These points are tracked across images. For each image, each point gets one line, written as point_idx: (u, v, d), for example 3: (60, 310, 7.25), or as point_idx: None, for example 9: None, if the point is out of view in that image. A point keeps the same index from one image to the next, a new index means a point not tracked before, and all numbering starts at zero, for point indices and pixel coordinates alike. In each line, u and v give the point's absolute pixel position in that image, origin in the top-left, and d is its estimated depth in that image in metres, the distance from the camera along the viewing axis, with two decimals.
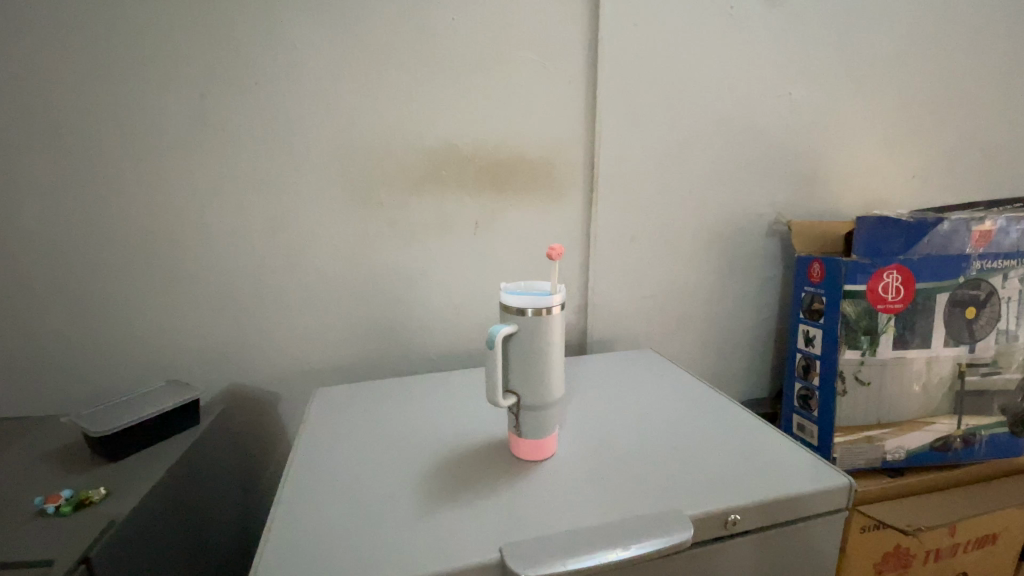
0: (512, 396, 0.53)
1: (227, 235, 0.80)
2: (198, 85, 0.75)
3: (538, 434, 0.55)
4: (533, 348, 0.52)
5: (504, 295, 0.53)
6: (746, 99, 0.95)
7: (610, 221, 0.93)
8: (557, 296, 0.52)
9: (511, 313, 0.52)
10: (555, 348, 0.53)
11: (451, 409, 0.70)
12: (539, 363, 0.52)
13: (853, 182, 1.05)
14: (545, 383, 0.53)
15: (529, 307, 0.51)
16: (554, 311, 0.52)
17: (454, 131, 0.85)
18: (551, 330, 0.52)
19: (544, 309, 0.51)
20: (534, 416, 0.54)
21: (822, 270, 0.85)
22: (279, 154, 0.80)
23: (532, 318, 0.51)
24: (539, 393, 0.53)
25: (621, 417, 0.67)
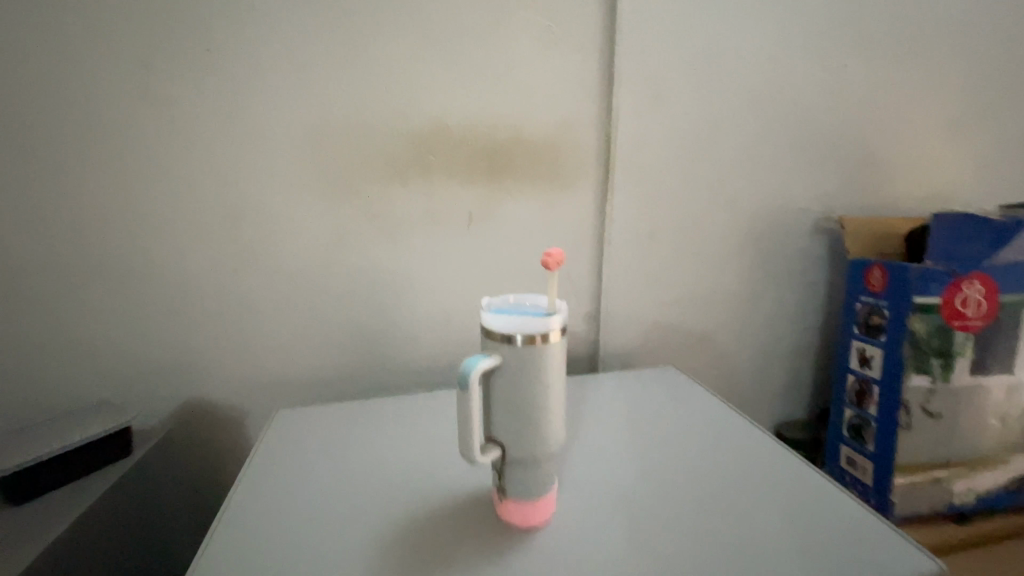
0: (495, 449, 0.41)
1: (176, 229, 0.69)
2: (138, 53, 0.64)
3: (531, 499, 0.42)
4: (526, 387, 0.40)
5: (485, 316, 0.41)
6: (789, 73, 0.81)
7: (627, 217, 0.80)
8: (556, 318, 0.40)
9: (495, 340, 0.39)
10: (556, 385, 0.41)
11: (428, 450, 0.58)
12: (534, 406, 0.40)
13: (915, 173, 0.89)
14: (540, 430, 0.41)
15: (518, 334, 0.39)
16: (553, 337, 0.40)
17: (444, 108, 0.72)
18: (549, 363, 0.40)
19: (539, 336, 0.39)
20: (526, 472, 0.42)
21: (885, 277, 0.70)
22: (236, 134, 0.68)
23: (522, 348, 0.39)
24: (534, 444, 0.41)
25: (641, 467, 0.55)
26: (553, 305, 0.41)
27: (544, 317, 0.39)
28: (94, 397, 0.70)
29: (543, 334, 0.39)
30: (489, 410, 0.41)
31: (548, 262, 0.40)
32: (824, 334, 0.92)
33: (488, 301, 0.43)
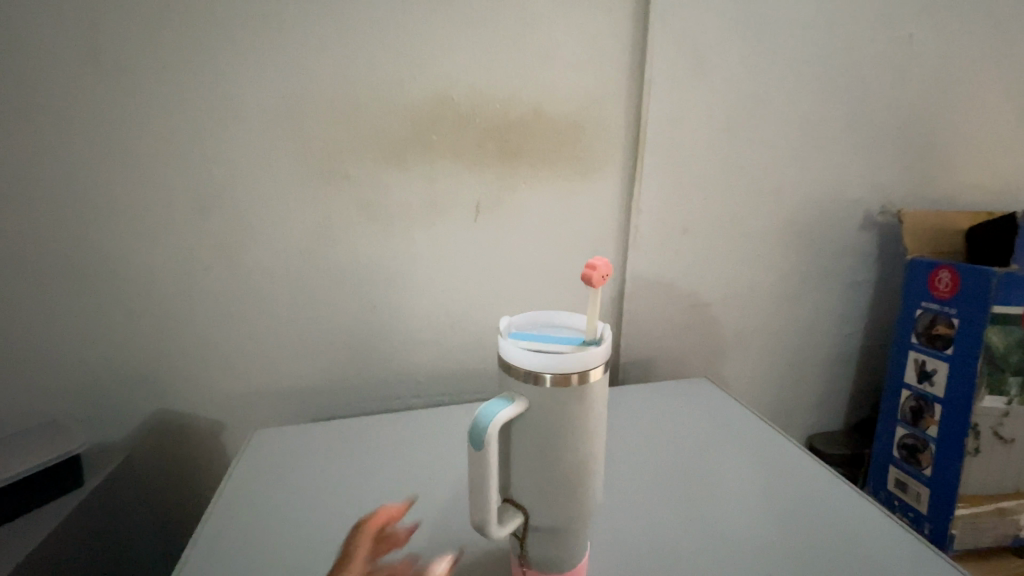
0: (518, 515, 0.32)
1: (140, 218, 0.59)
2: (87, 8, 0.54)
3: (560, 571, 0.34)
4: (559, 439, 0.31)
5: (505, 343, 0.32)
6: (844, 43, 0.70)
7: (656, 207, 0.70)
8: (598, 351, 0.31)
9: (518, 379, 0.31)
10: (597, 431, 0.33)
11: (428, 486, 0.50)
12: (572, 461, 0.32)
13: (977, 159, 0.80)
14: (575, 488, 0.33)
15: (548, 372, 0.30)
16: (594, 375, 0.31)
17: (449, 79, 0.62)
18: (589, 407, 0.32)
19: (576, 375, 0.30)
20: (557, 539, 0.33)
21: (955, 282, 0.61)
22: (207, 108, 0.58)
23: (550, 389, 0.30)
24: (568, 504, 0.33)
25: (684, 516, 0.47)
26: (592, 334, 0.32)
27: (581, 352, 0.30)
28: (50, 408, 0.62)
29: (581, 372, 0.30)
30: (508, 465, 0.32)
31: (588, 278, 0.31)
32: (866, 339, 0.83)
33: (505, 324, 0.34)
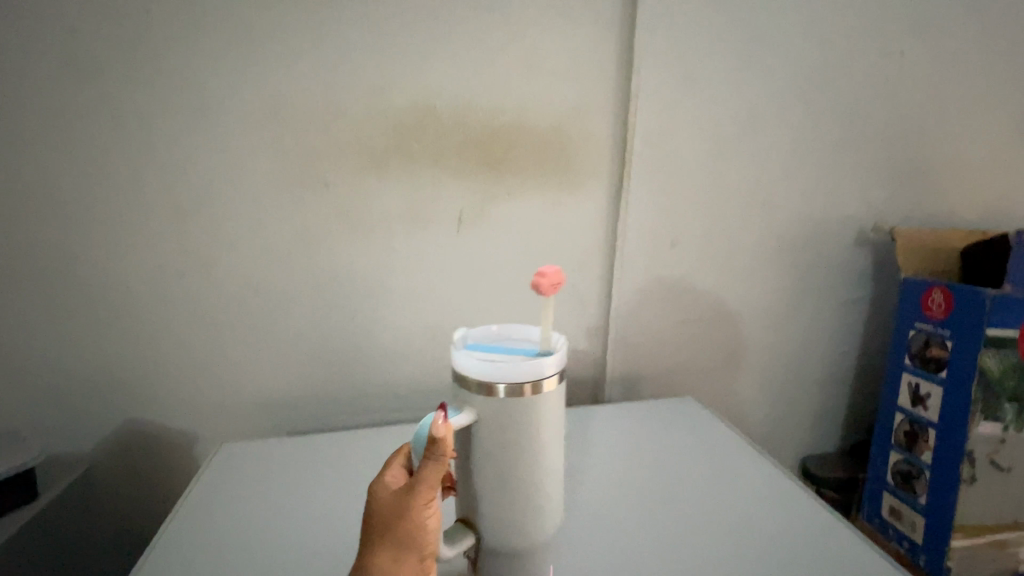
0: (469, 536, 0.31)
1: (113, 224, 0.58)
2: (67, 13, 0.54)
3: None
4: (513, 455, 0.30)
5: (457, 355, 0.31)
6: (835, 58, 0.70)
7: (643, 221, 0.69)
8: (552, 360, 0.31)
9: (471, 390, 0.30)
10: (556, 446, 0.32)
11: None
12: (528, 479, 0.31)
13: (974, 177, 0.78)
14: (533, 508, 0.32)
15: (501, 383, 0.29)
16: (549, 386, 0.30)
17: (432, 87, 0.61)
18: (545, 420, 0.31)
19: (530, 386, 0.29)
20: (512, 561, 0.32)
21: (948, 302, 0.59)
22: (186, 113, 0.57)
23: (504, 401, 0.29)
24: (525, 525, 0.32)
25: (663, 548, 0.44)
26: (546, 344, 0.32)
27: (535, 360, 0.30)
28: (17, 416, 0.61)
29: (535, 383, 0.30)
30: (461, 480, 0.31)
31: (540, 284, 0.31)
32: (861, 359, 0.81)
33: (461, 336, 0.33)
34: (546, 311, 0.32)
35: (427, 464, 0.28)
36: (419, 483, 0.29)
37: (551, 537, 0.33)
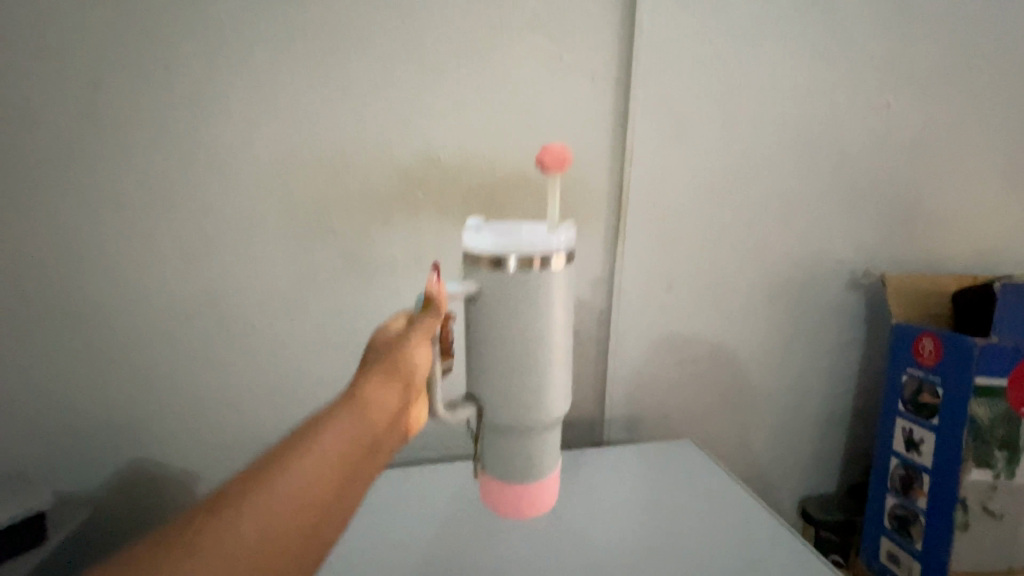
0: (467, 407, 0.43)
1: (127, 269, 0.61)
2: (92, 71, 0.57)
3: (514, 485, 0.44)
4: (510, 330, 0.41)
5: (469, 241, 0.41)
6: (823, 109, 0.72)
7: (640, 265, 0.71)
8: (557, 243, 0.40)
9: (484, 267, 0.40)
10: (557, 344, 0.42)
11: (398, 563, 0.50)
12: (524, 370, 0.41)
13: (963, 221, 0.80)
14: (523, 381, 0.42)
15: (510, 256, 0.39)
16: (557, 267, 0.41)
17: (437, 138, 0.64)
18: (539, 308, 0.41)
19: (539, 263, 0.40)
20: (503, 448, 0.43)
21: (938, 350, 0.60)
22: (201, 163, 0.60)
23: (517, 276, 0.40)
24: (516, 418, 0.42)
25: None
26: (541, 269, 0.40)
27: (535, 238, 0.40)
28: (26, 453, 0.62)
29: (543, 260, 0.40)
30: (472, 358, 0.43)
31: (542, 154, 0.42)
32: (857, 400, 0.82)
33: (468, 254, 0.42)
34: (553, 177, 0.42)
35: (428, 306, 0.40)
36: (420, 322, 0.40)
37: (536, 409, 0.42)
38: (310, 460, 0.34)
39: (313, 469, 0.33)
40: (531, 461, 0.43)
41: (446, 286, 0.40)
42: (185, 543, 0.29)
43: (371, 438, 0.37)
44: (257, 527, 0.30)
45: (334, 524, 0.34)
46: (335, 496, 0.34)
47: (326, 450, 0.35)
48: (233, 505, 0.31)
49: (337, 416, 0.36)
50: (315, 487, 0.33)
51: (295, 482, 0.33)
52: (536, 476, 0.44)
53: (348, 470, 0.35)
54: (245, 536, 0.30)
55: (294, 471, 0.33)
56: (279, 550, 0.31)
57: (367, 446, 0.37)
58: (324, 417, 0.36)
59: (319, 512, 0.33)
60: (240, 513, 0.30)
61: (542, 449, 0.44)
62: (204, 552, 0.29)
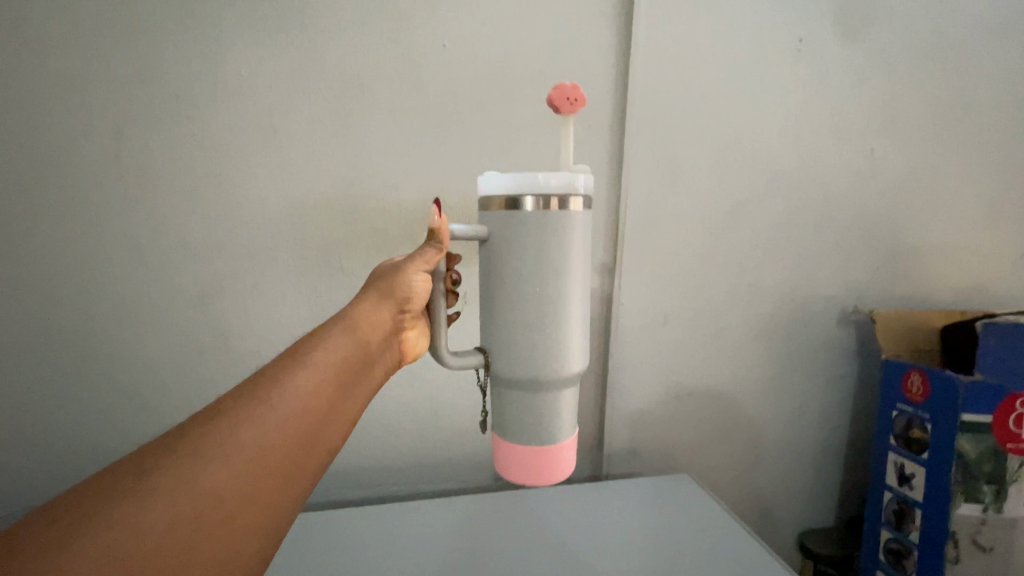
0: (476, 352, 0.46)
1: (146, 306, 0.65)
2: (116, 120, 0.60)
3: (522, 443, 0.45)
4: (519, 273, 0.43)
5: (487, 185, 0.44)
6: (810, 153, 0.76)
7: (636, 302, 0.74)
8: (569, 184, 0.42)
9: (501, 208, 0.42)
10: (573, 299, 0.44)
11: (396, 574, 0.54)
12: (535, 325, 0.43)
13: (948, 257, 0.83)
14: (533, 327, 0.43)
15: (525, 195, 0.41)
16: (574, 204, 0.42)
17: (442, 182, 0.68)
18: (552, 250, 0.42)
19: (554, 199, 0.41)
20: (511, 402, 0.45)
21: (926, 387, 0.62)
22: (218, 207, 0.64)
23: (533, 212, 0.41)
24: (523, 373, 0.43)
25: None
26: (552, 230, 0.42)
27: (548, 174, 0.41)
28: (48, 480, 0.66)
29: (559, 197, 0.41)
30: (487, 302, 0.45)
31: (552, 96, 0.43)
32: (852, 434, 0.84)
33: (483, 217, 0.44)
34: (565, 121, 0.44)
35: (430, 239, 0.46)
36: (418, 254, 0.47)
37: (546, 353, 0.43)
38: (315, 366, 0.37)
39: (317, 373, 0.37)
40: (540, 420, 0.44)
41: (451, 223, 0.43)
42: (207, 431, 0.31)
43: (367, 352, 0.42)
44: (271, 421, 0.33)
45: (338, 426, 0.37)
46: (337, 402, 0.38)
47: (328, 360, 0.38)
48: (247, 400, 0.33)
49: (334, 333, 0.41)
50: (321, 390, 0.37)
51: (303, 384, 0.36)
52: (546, 436, 0.45)
53: (347, 379, 0.39)
54: (263, 423, 0.33)
55: (302, 374, 0.36)
56: (284, 444, 0.33)
57: (363, 359, 0.41)
58: (323, 334, 0.40)
59: (324, 411, 0.36)
60: (254, 406, 0.33)
61: (555, 398, 0.45)
62: (225, 438, 0.31)
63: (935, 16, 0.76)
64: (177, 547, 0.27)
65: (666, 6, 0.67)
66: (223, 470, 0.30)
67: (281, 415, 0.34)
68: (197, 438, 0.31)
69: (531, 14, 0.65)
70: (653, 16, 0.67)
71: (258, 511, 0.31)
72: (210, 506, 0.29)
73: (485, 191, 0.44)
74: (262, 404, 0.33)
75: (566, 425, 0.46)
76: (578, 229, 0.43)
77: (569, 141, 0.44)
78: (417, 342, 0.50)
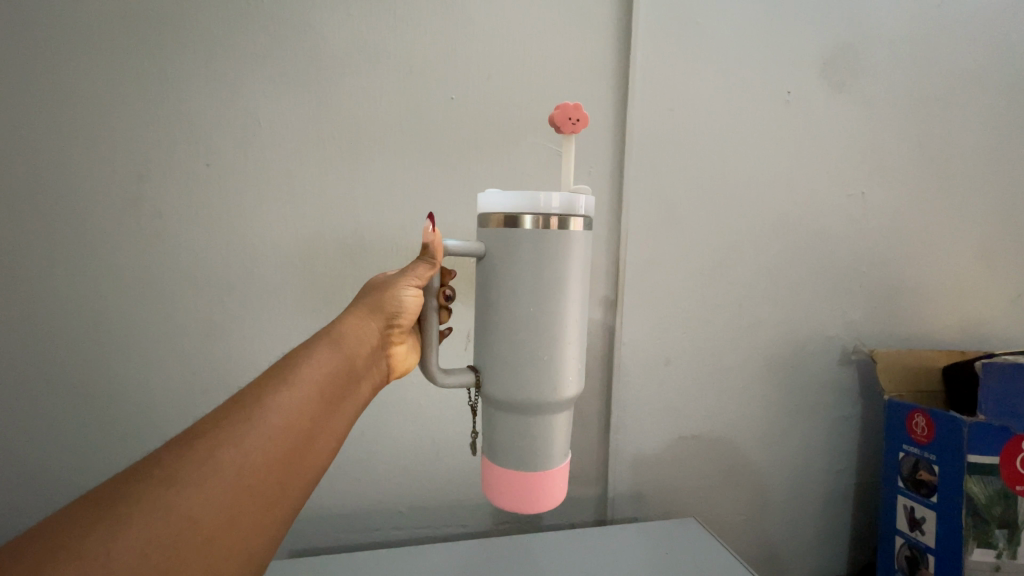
0: (468, 373, 0.47)
1: (156, 344, 0.66)
2: (137, 164, 0.63)
3: (509, 465, 0.46)
4: (517, 303, 0.44)
5: (487, 203, 0.45)
6: (805, 197, 0.78)
7: (639, 340, 0.74)
8: (569, 205, 0.43)
9: (500, 225, 0.44)
10: (566, 327, 0.45)
11: None
12: (529, 350, 0.44)
13: (945, 298, 0.84)
14: (528, 352, 0.44)
15: (526, 213, 0.43)
16: (573, 224, 0.44)
17: (447, 225, 0.70)
18: (546, 275, 0.43)
19: (554, 219, 0.43)
20: (500, 424, 0.46)
21: (931, 427, 0.63)
22: (230, 247, 0.66)
23: (532, 230, 0.43)
24: (514, 397, 0.44)
25: None
26: (552, 261, 0.43)
27: (550, 194, 0.43)
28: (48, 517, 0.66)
29: (559, 217, 0.43)
30: (485, 329, 0.46)
31: (555, 117, 0.47)
32: (858, 475, 0.84)
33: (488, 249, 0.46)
34: (566, 141, 0.47)
35: (423, 255, 0.48)
36: (411, 269, 0.48)
37: (537, 377, 0.44)
38: (300, 385, 0.41)
39: (302, 392, 0.41)
40: (528, 445, 0.45)
41: (445, 240, 0.45)
42: (194, 453, 0.34)
43: (353, 368, 0.46)
44: (254, 443, 0.36)
45: (322, 441, 0.41)
46: (322, 418, 0.41)
47: (313, 378, 0.42)
48: (232, 422, 0.37)
49: (320, 351, 0.44)
50: (305, 408, 0.40)
51: (288, 403, 0.39)
52: (533, 462, 0.45)
53: (332, 396, 0.43)
54: (249, 441, 0.36)
55: (287, 393, 0.40)
56: (267, 465, 0.36)
57: (349, 374, 0.45)
58: (309, 352, 0.44)
59: (308, 428, 0.40)
60: (239, 428, 0.36)
61: (546, 421, 0.45)
62: (209, 460, 0.34)
63: (917, 70, 0.80)
64: (162, 563, 0.30)
65: (662, 61, 0.71)
66: (208, 491, 0.33)
67: (266, 433, 0.37)
68: (184, 460, 0.34)
69: (534, 69, 0.69)
70: (650, 71, 0.71)
71: (247, 526, 0.34)
72: (192, 526, 0.32)
73: (485, 209, 0.46)
74: (247, 426, 0.37)
75: (556, 452, 0.46)
76: (574, 256, 0.44)
77: (570, 162, 0.46)
78: (406, 357, 0.53)
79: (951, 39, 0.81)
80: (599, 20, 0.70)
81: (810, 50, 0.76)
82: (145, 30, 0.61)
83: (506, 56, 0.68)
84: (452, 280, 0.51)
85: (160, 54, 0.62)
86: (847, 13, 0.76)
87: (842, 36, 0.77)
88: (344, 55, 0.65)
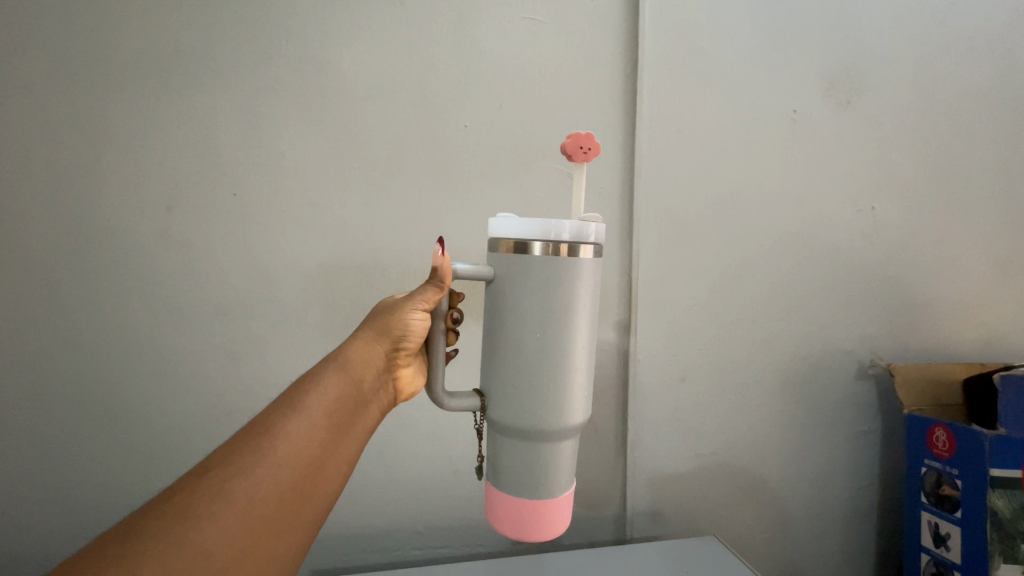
0: (474, 398, 0.48)
1: (183, 368, 0.68)
2: (168, 196, 0.66)
3: (516, 492, 0.47)
4: (525, 325, 0.45)
5: (498, 228, 0.47)
6: (813, 213, 0.79)
7: (652, 357, 0.75)
8: (581, 233, 0.45)
9: (510, 250, 0.45)
10: (574, 350, 0.46)
11: None
12: (535, 375, 0.45)
13: (959, 311, 0.84)
14: (536, 374, 0.45)
15: (535, 240, 0.44)
16: (584, 251, 0.45)
17: (461, 249, 0.72)
18: (556, 296, 0.45)
19: (565, 246, 0.44)
20: (507, 450, 0.47)
21: (952, 441, 0.62)
22: (254, 274, 0.68)
23: (541, 257, 0.44)
24: (520, 422, 0.45)
25: None
26: (560, 280, 0.44)
27: (561, 223, 0.44)
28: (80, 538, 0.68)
29: (569, 244, 0.44)
30: (494, 351, 0.47)
31: (567, 145, 0.48)
32: (879, 491, 0.83)
33: (495, 267, 0.47)
34: (578, 169, 0.48)
35: (432, 277, 0.48)
36: (419, 292, 0.49)
37: (542, 402, 0.45)
38: (309, 413, 0.43)
39: (309, 420, 0.42)
40: (534, 471, 0.46)
41: (452, 262, 0.46)
42: (206, 488, 0.36)
43: (359, 394, 0.47)
44: (263, 474, 0.38)
45: (335, 465, 0.43)
46: (333, 444, 0.43)
47: (322, 405, 0.44)
48: (244, 454, 0.39)
49: (327, 377, 0.46)
50: (313, 437, 0.42)
51: (297, 432, 0.41)
52: (541, 487, 0.46)
53: (340, 421, 0.45)
54: (259, 471, 0.38)
55: (295, 422, 0.42)
56: (276, 496, 0.38)
57: (355, 399, 0.47)
58: (316, 380, 0.46)
59: (319, 454, 0.42)
60: (249, 461, 0.38)
61: (553, 444, 0.46)
62: (220, 494, 0.36)
63: (922, 85, 0.81)
64: None
65: (668, 84, 0.73)
66: (217, 525, 0.34)
67: (277, 463, 0.39)
68: (196, 495, 0.35)
69: (543, 98, 0.72)
70: (656, 95, 0.73)
71: (258, 559, 0.35)
72: (204, 560, 0.33)
73: (496, 234, 0.47)
74: (257, 458, 0.38)
75: (560, 480, 0.47)
76: (582, 278, 0.45)
77: (582, 190, 0.47)
78: (412, 379, 0.54)
79: (954, 55, 0.82)
80: (605, 49, 0.72)
81: (812, 69, 0.77)
82: (176, 73, 0.65)
83: (516, 85, 0.71)
84: (459, 302, 0.52)
85: (189, 92, 0.65)
86: (848, 34, 0.78)
87: (845, 57, 0.78)
88: (361, 89, 0.68)
